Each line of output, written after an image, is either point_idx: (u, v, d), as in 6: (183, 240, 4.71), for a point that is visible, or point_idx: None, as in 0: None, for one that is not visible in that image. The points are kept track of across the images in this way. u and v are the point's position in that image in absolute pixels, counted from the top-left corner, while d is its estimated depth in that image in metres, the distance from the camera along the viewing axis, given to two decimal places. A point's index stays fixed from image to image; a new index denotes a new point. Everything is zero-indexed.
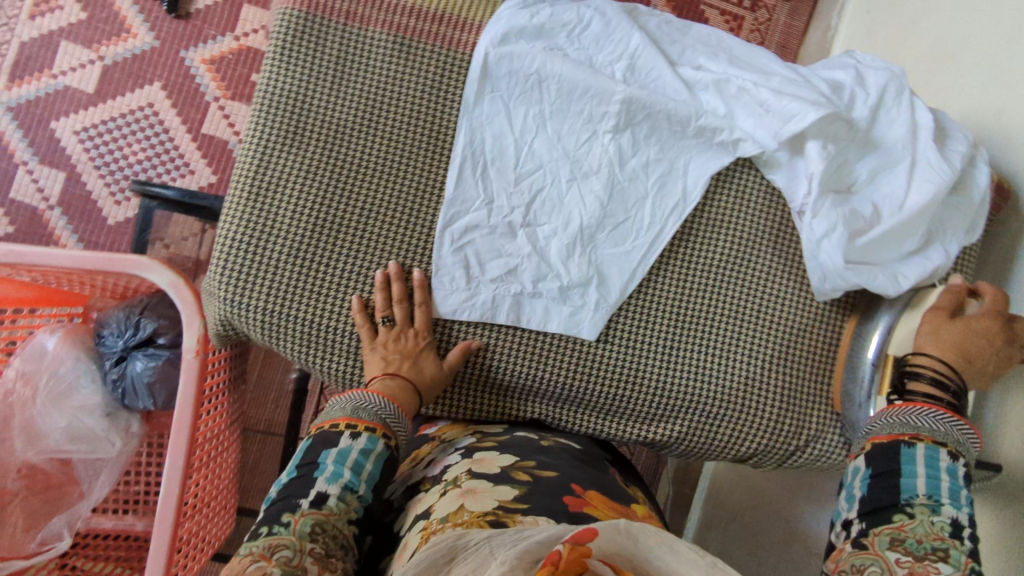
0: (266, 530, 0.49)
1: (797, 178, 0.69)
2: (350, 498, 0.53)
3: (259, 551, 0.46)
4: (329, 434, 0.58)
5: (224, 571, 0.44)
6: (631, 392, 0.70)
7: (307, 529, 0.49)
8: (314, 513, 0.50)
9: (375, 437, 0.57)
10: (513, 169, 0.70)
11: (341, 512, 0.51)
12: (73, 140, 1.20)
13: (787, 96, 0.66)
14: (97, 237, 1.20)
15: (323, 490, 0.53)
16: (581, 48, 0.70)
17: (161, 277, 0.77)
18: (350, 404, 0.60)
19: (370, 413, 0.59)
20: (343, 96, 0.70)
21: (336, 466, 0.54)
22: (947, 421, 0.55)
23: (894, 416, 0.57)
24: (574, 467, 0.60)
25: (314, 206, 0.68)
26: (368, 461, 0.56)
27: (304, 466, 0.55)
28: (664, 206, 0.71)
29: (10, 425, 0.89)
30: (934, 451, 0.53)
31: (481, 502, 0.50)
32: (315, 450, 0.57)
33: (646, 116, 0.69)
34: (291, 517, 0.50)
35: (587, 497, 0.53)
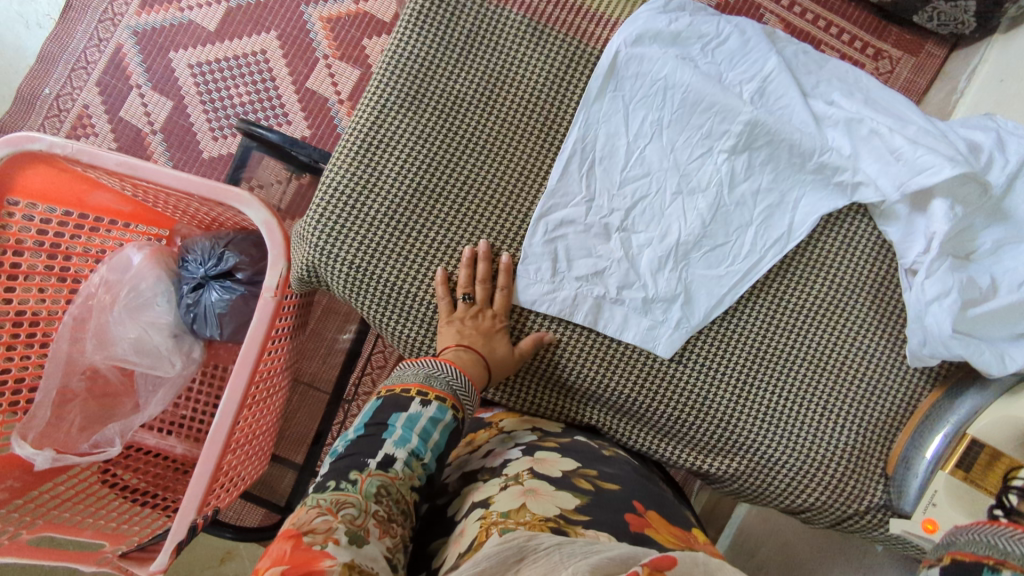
0: (334, 485, 0.49)
1: (914, 235, 0.66)
2: (415, 465, 0.53)
3: (326, 505, 0.46)
4: (398, 397, 0.57)
5: (292, 520, 0.44)
6: (696, 418, 0.68)
7: (372, 489, 0.49)
8: (381, 476, 0.50)
9: (444, 407, 0.57)
10: (619, 171, 0.69)
11: (406, 478, 0.51)
12: (186, 73, 1.24)
13: (923, 147, 0.63)
14: (189, 167, 1.24)
15: (391, 453, 0.52)
16: (713, 62, 0.69)
17: (256, 214, 0.77)
18: (424, 370, 0.60)
19: (441, 383, 0.59)
20: (468, 70, 0.70)
21: (405, 431, 0.54)
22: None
23: (979, 535, 0.43)
24: (635, 484, 0.59)
25: (419, 173, 0.68)
26: (435, 430, 0.56)
27: (373, 426, 0.55)
28: (766, 237, 0.68)
29: (85, 326, 0.93)
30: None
31: (544, 507, 0.50)
32: (384, 411, 0.56)
33: (767, 142, 0.67)
34: (358, 475, 0.50)
35: (647, 517, 0.52)
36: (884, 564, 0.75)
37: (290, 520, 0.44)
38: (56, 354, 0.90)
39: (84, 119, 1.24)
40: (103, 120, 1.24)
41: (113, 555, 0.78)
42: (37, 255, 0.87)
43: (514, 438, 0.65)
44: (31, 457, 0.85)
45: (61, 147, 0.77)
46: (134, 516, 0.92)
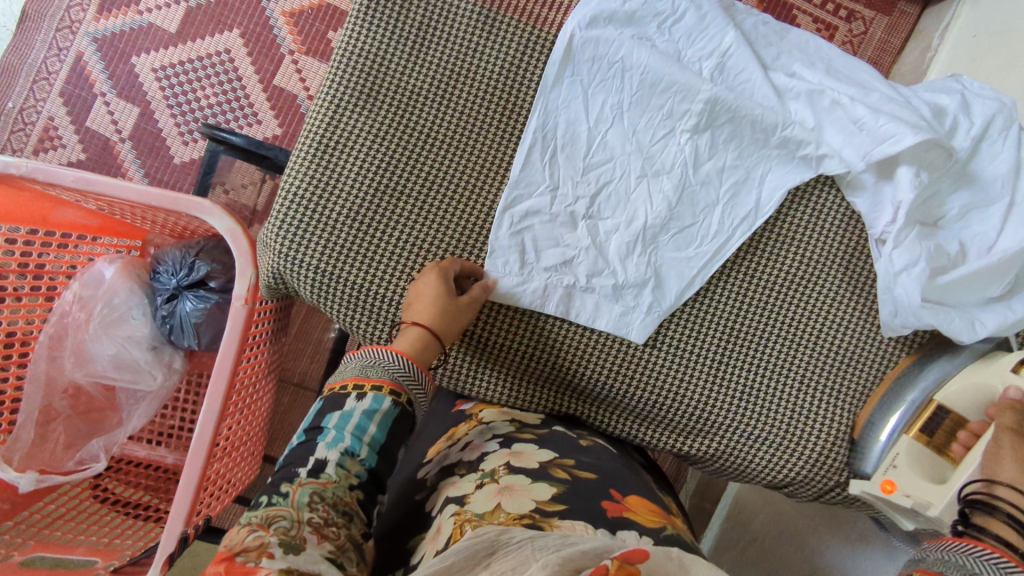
0: (266, 501, 0.48)
1: (881, 205, 0.65)
2: (351, 464, 0.53)
3: (257, 522, 0.45)
4: (337, 396, 0.57)
5: (224, 543, 0.45)
6: (674, 401, 0.68)
7: (305, 499, 0.49)
8: (313, 483, 0.50)
9: (380, 396, 0.56)
10: (583, 158, 0.68)
11: (341, 479, 0.51)
12: (150, 77, 1.22)
13: (884, 115, 0.62)
14: (162, 174, 1.23)
15: (323, 457, 0.52)
16: (671, 41, 0.67)
17: (220, 223, 0.77)
18: (363, 361, 0.59)
19: (379, 371, 0.58)
20: (422, 63, 0.69)
21: (339, 431, 0.54)
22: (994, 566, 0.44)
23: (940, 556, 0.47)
24: (612, 472, 0.59)
25: (379, 173, 0.67)
26: (371, 422, 0.55)
27: (309, 431, 0.56)
28: (733, 215, 0.68)
29: (62, 345, 0.92)
30: None
31: (519, 503, 0.50)
32: (322, 413, 0.57)
33: (729, 119, 0.66)
34: (290, 487, 0.49)
35: (626, 502, 0.53)
36: (871, 530, 0.76)
37: (221, 543, 0.44)
38: (34, 373, 0.90)
39: (51, 131, 1.22)
40: (69, 131, 1.22)
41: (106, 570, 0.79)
42: (7, 275, 0.85)
43: (492, 430, 0.65)
44: (16, 481, 0.83)
45: (15, 167, 0.76)
46: (127, 530, 0.92)
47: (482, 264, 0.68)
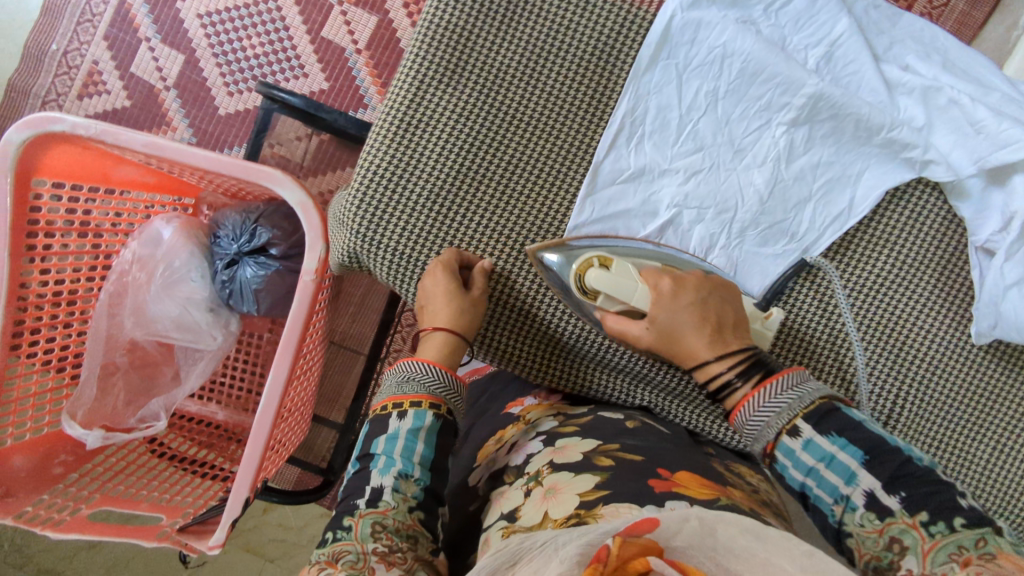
0: (331, 536, 0.49)
1: (987, 212, 0.62)
2: (406, 486, 0.52)
3: (325, 560, 0.46)
4: (381, 417, 0.57)
5: None
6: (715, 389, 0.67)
7: (367, 530, 0.49)
8: (373, 513, 0.50)
9: (421, 411, 0.56)
10: (672, 146, 0.65)
11: (398, 504, 0.51)
12: (196, 24, 1.18)
13: (1007, 118, 0.59)
14: (207, 126, 1.20)
15: (379, 484, 0.52)
16: (776, 26, 0.63)
17: (291, 195, 0.75)
18: (398, 379, 0.59)
19: (417, 387, 0.57)
20: (512, 40, 0.65)
21: (387, 456, 0.54)
22: (774, 396, 0.55)
23: (748, 420, 0.56)
24: (664, 451, 0.59)
25: (460, 153, 0.65)
26: (418, 442, 0.54)
27: (362, 458, 0.56)
28: (825, 214, 0.65)
29: (122, 304, 0.93)
30: (789, 448, 0.53)
31: (564, 506, 0.50)
32: (370, 438, 0.56)
33: (831, 116, 0.63)
34: (352, 521, 0.50)
35: (675, 479, 0.52)
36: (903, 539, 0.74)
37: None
38: (96, 330, 0.91)
39: (95, 76, 1.20)
40: (114, 77, 1.20)
41: (171, 530, 0.81)
42: (54, 231, 0.84)
43: (536, 427, 0.65)
44: (83, 438, 0.87)
45: (84, 127, 0.74)
46: (187, 488, 0.93)
47: None
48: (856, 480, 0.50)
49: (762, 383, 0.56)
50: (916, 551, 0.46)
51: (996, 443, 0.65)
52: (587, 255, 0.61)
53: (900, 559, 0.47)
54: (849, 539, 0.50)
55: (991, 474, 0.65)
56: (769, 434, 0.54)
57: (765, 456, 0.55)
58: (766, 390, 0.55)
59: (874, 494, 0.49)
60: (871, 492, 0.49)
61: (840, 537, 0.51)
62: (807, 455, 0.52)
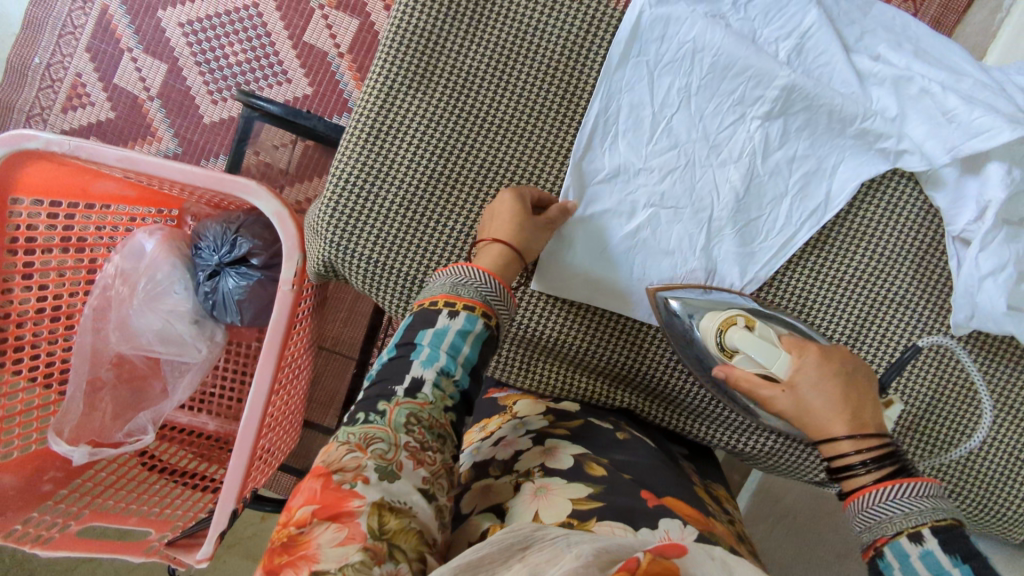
0: (362, 417, 0.47)
1: (962, 202, 0.62)
2: (446, 385, 0.51)
3: (355, 442, 0.45)
4: (428, 312, 0.54)
5: (322, 458, 0.44)
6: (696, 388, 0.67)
7: (402, 420, 0.47)
8: (409, 403, 0.48)
9: (474, 317, 0.54)
10: (646, 144, 0.65)
11: (436, 400, 0.49)
12: (177, 32, 1.18)
13: (979, 107, 0.58)
14: (192, 134, 1.20)
15: (419, 375, 0.50)
16: (746, 19, 0.63)
17: (266, 205, 0.75)
18: (450, 280, 0.56)
19: (471, 292, 0.55)
20: (481, 40, 0.65)
21: (433, 348, 0.52)
22: (909, 495, 0.47)
23: (870, 506, 0.48)
24: (659, 470, 0.59)
25: (434, 158, 0.65)
26: (465, 343, 0.53)
27: (400, 346, 0.53)
28: (803, 208, 0.64)
29: (106, 317, 0.92)
30: (899, 550, 0.45)
31: (557, 509, 0.49)
32: (413, 329, 0.54)
33: (805, 107, 0.62)
34: (387, 406, 0.48)
35: (664, 501, 0.52)
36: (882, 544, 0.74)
37: (321, 457, 0.44)
38: (81, 346, 0.90)
39: (79, 88, 1.19)
40: (97, 88, 1.19)
41: (160, 544, 0.81)
42: (36, 248, 0.84)
43: (525, 424, 0.64)
44: (69, 454, 0.86)
45: (58, 143, 0.74)
46: (179, 501, 0.93)
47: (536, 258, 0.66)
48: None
49: (904, 481, 0.48)
50: None
51: (980, 435, 0.65)
52: (732, 313, 0.59)
53: None
54: None
55: (971, 467, 0.65)
56: (887, 527, 0.46)
57: (870, 550, 0.47)
58: (903, 489, 0.47)
59: None
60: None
61: None
62: (920, 564, 0.44)
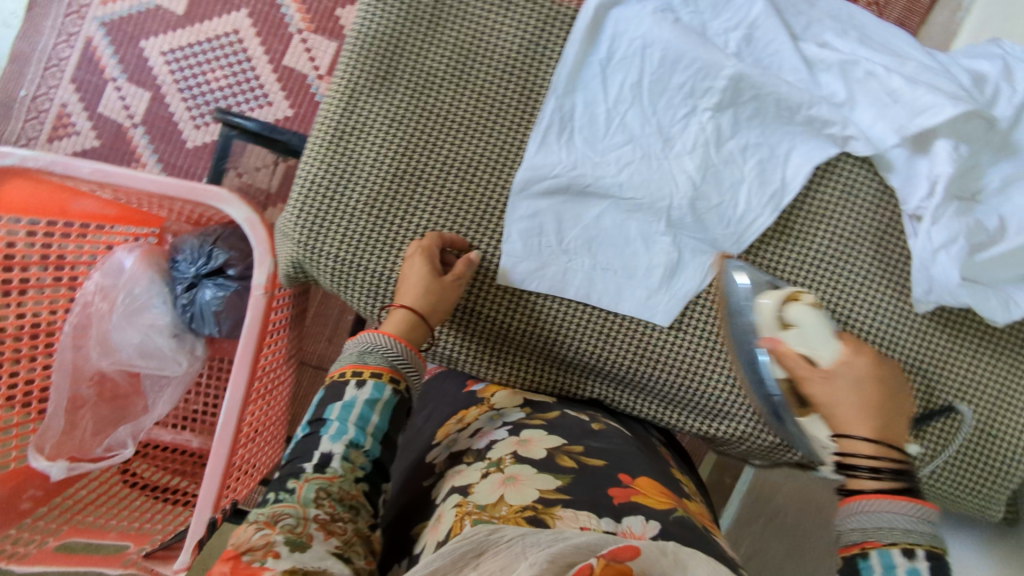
0: (272, 497, 0.47)
1: (914, 180, 0.63)
2: (355, 456, 0.51)
3: (264, 519, 0.44)
4: (336, 384, 0.56)
5: (229, 540, 0.43)
6: (663, 376, 0.67)
7: (311, 495, 0.47)
8: (318, 479, 0.49)
9: (382, 384, 0.55)
10: (600, 141, 0.66)
11: (347, 473, 0.50)
12: (160, 61, 1.21)
13: (922, 87, 0.60)
14: (176, 158, 1.21)
15: (328, 450, 0.51)
16: (695, 12, 0.65)
17: (238, 212, 0.77)
18: (359, 348, 0.58)
19: (378, 358, 0.56)
20: (438, 44, 0.67)
21: (341, 422, 0.53)
22: (914, 513, 0.46)
23: (873, 516, 0.47)
24: (626, 455, 0.60)
25: (393, 158, 0.66)
26: (374, 412, 0.54)
27: (313, 423, 0.54)
28: (761, 193, 0.65)
29: (86, 334, 0.92)
30: (887, 556, 0.44)
31: (523, 493, 0.50)
32: (324, 404, 0.55)
33: (753, 96, 0.64)
34: (296, 483, 0.48)
35: (636, 486, 0.54)
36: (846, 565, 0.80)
37: (229, 541, 0.43)
38: (62, 361, 0.90)
39: (64, 119, 1.21)
40: (83, 118, 1.21)
41: (138, 556, 0.80)
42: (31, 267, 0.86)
43: (502, 416, 0.64)
44: (47, 470, 0.86)
45: (33, 160, 0.76)
46: (155, 514, 0.93)
47: (497, 262, 0.67)
48: None
49: (913, 498, 0.47)
50: None
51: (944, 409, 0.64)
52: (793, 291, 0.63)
53: None
54: None
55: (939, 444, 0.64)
56: (883, 533, 0.45)
57: (857, 548, 0.46)
58: (894, 503, 0.47)
59: None
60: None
61: None
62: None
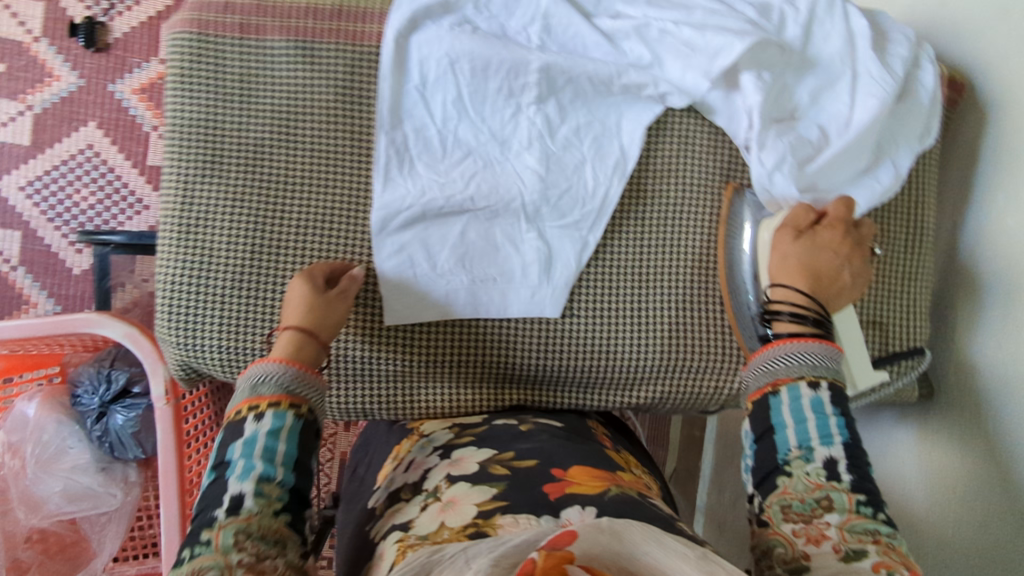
0: (187, 554, 0.44)
1: (736, 116, 0.67)
2: (269, 489, 0.48)
3: None
4: (235, 424, 0.52)
5: None
6: (572, 360, 0.69)
7: (229, 540, 0.45)
8: (234, 522, 0.46)
9: (281, 411, 0.52)
10: (442, 160, 0.67)
11: (262, 509, 0.47)
12: (21, 197, 1.14)
13: (710, 30, 0.64)
14: (67, 289, 1.16)
15: (238, 490, 0.48)
16: (491, 17, 0.67)
17: (116, 331, 0.75)
18: (251, 380, 0.55)
19: (272, 386, 0.53)
20: (256, 116, 0.66)
21: (246, 459, 0.50)
22: (812, 353, 0.54)
23: (781, 359, 0.54)
24: (557, 445, 0.59)
25: (247, 236, 0.66)
26: (279, 442, 0.51)
27: (217, 468, 0.51)
28: (604, 166, 0.68)
29: (8, 496, 0.87)
30: (795, 390, 0.52)
31: (461, 515, 0.48)
32: (225, 445, 0.52)
33: (567, 81, 0.67)
34: (210, 534, 0.45)
35: (568, 477, 0.52)
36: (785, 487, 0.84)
37: None
38: None
39: None
40: None
41: None
42: None
43: (433, 441, 0.64)
44: None
45: None
46: None
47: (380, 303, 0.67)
48: (830, 443, 0.49)
49: (809, 338, 0.55)
50: (841, 511, 0.45)
51: None
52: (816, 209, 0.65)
53: (820, 512, 0.46)
54: (780, 477, 0.49)
55: None
56: (790, 372, 0.53)
57: (768, 389, 0.54)
58: (802, 345, 0.55)
59: (834, 462, 0.48)
60: (831, 460, 0.48)
61: (772, 476, 0.50)
62: (807, 406, 0.51)
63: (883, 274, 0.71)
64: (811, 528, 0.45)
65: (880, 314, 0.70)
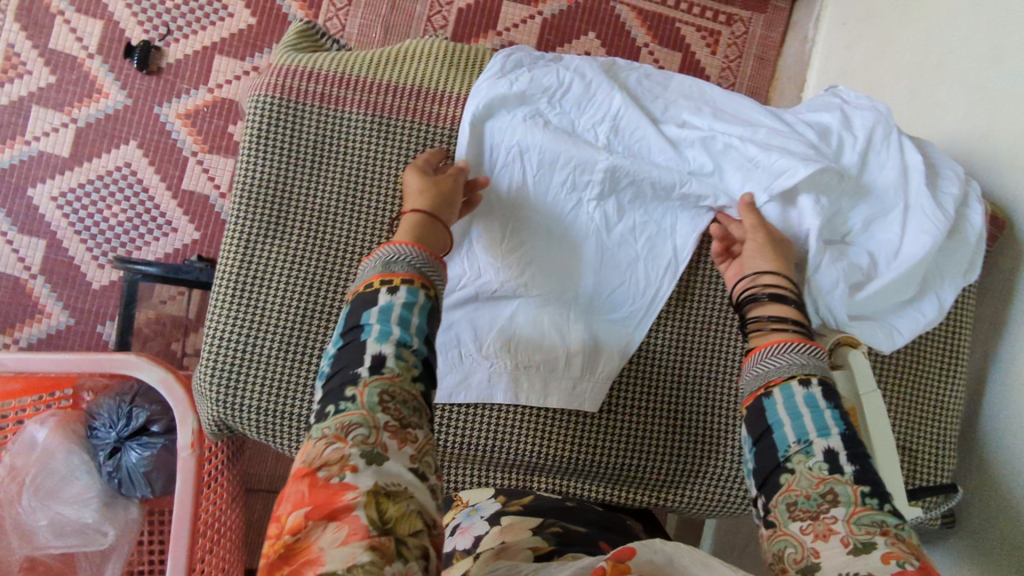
0: (333, 408, 0.46)
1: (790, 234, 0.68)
2: (407, 355, 0.49)
3: (333, 433, 0.44)
4: (365, 295, 0.54)
5: (301, 458, 0.43)
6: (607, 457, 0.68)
7: (374, 399, 0.46)
8: (378, 380, 0.47)
9: (414, 288, 0.53)
10: (498, 246, 0.68)
11: (403, 371, 0.48)
12: (51, 206, 1.13)
13: (775, 151, 0.66)
14: (82, 302, 1.14)
15: (378, 351, 0.49)
16: (563, 112, 0.69)
17: (150, 375, 0.74)
18: (381, 259, 0.56)
19: (405, 265, 0.55)
20: (324, 182, 0.68)
21: (382, 324, 0.51)
22: (795, 350, 0.55)
23: (766, 365, 0.56)
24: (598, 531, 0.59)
25: (300, 299, 0.66)
26: (413, 314, 0.52)
27: (348, 334, 0.52)
28: (656, 266, 0.69)
29: (3, 524, 0.85)
30: (787, 389, 0.53)
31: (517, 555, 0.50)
32: (356, 313, 0.53)
33: (630, 182, 0.68)
34: (355, 390, 0.46)
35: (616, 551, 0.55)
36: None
37: (300, 457, 0.43)
38: None
39: None
40: None
41: None
42: None
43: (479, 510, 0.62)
44: None
45: None
46: None
47: None
48: (828, 434, 0.50)
49: (786, 340, 0.56)
50: (846, 503, 0.46)
51: None
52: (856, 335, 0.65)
53: (826, 505, 0.46)
54: (784, 475, 0.50)
55: None
56: (779, 374, 0.54)
57: (762, 391, 0.55)
58: (776, 346, 0.56)
59: (835, 453, 0.49)
60: (830, 451, 0.49)
61: (774, 476, 0.50)
62: (801, 402, 0.52)
63: (914, 402, 0.72)
64: (819, 524, 0.45)
65: (908, 441, 0.72)
